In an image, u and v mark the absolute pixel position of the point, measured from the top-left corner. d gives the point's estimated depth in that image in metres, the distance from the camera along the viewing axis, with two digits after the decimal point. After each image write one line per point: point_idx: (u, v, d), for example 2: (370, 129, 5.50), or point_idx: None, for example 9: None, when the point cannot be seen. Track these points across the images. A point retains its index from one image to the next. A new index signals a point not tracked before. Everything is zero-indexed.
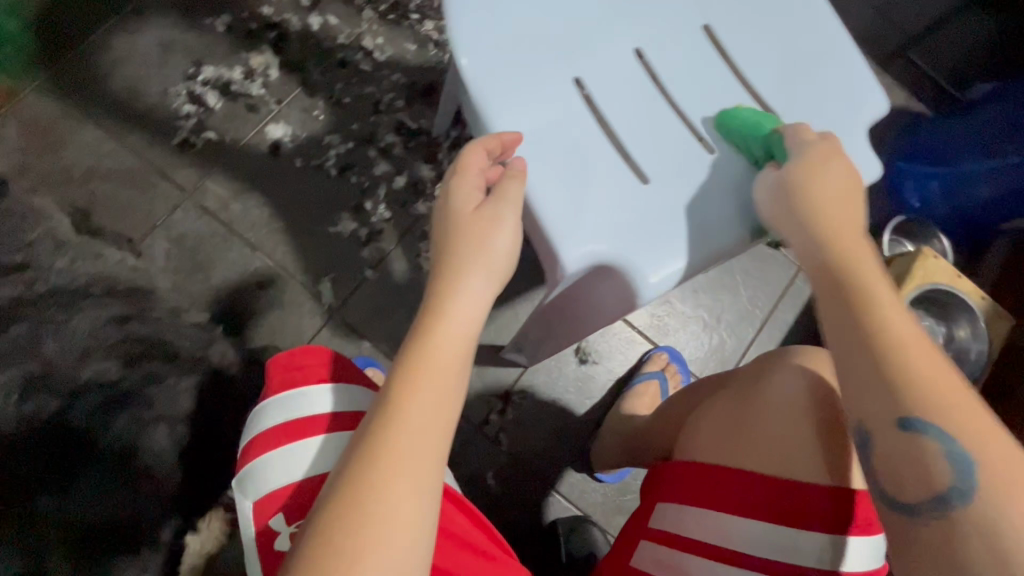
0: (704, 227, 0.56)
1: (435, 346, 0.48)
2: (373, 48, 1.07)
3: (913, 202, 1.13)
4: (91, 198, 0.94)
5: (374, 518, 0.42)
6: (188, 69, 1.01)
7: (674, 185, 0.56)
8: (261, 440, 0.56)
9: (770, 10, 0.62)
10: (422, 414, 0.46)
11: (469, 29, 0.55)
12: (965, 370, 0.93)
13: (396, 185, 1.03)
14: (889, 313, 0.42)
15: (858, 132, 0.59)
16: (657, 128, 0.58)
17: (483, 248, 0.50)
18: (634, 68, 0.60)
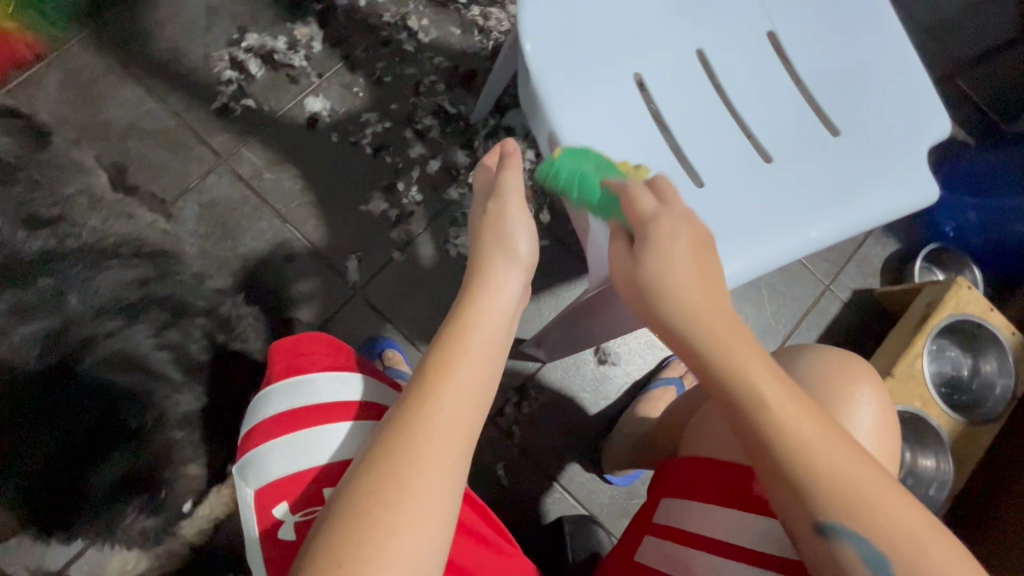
0: (755, 235, 0.55)
1: (470, 331, 0.49)
2: (417, 29, 1.06)
3: (947, 229, 1.12)
4: (128, 156, 0.94)
5: (408, 490, 0.42)
6: (232, 35, 1.01)
7: (727, 190, 0.56)
8: (265, 426, 0.54)
9: (837, 19, 0.61)
10: (458, 393, 0.46)
11: (535, 13, 0.54)
12: (987, 404, 0.92)
13: (430, 168, 1.02)
14: (782, 421, 0.41)
15: (918, 150, 0.58)
16: (714, 130, 0.58)
17: (508, 247, 0.53)
18: (694, 68, 0.59)
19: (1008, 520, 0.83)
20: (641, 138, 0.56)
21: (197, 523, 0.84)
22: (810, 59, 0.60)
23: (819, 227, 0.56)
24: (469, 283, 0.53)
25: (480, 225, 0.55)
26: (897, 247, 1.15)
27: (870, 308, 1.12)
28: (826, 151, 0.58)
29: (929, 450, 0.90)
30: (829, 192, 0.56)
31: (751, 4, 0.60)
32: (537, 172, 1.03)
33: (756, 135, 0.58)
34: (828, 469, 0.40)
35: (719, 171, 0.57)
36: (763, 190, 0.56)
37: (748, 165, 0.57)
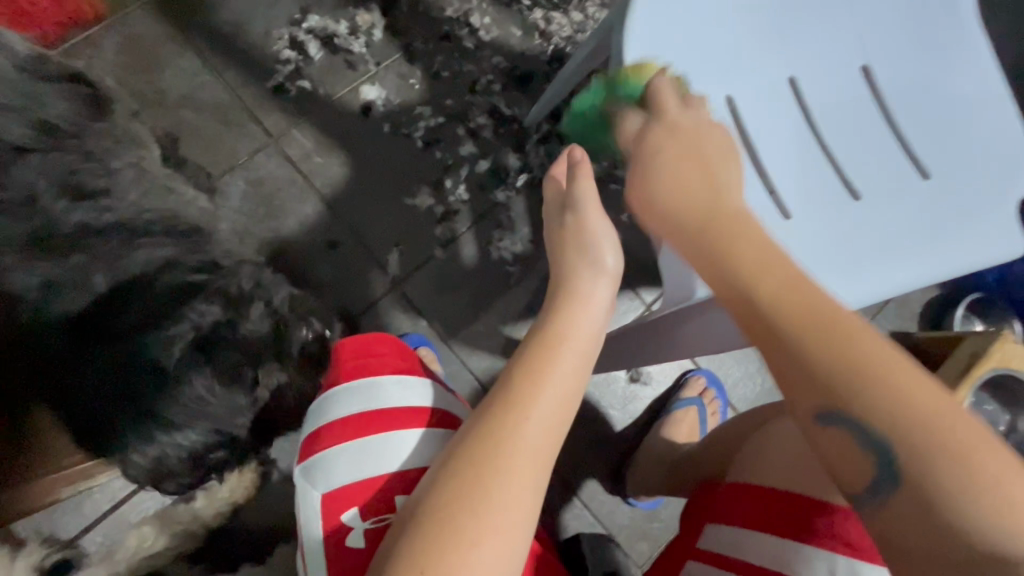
0: (838, 272, 0.54)
1: (558, 345, 0.47)
2: (479, 27, 1.05)
3: (990, 280, 1.11)
4: (179, 126, 0.94)
5: (490, 505, 0.41)
6: (294, 15, 0.99)
7: (818, 226, 0.56)
8: (334, 429, 0.55)
9: (934, 62, 0.60)
10: (544, 405, 0.44)
11: (642, 28, 0.53)
12: None
13: (479, 168, 1.01)
14: (782, 290, 0.37)
15: (1011, 202, 0.57)
16: (804, 163, 0.58)
17: (595, 258, 0.51)
18: (787, 100, 0.59)
19: None
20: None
21: (218, 506, 0.83)
22: (903, 99, 0.59)
23: (907, 268, 0.55)
24: (555, 299, 0.51)
25: (563, 242, 0.53)
26: (937, 293, 1.13)
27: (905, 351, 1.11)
28: (917, 194, 0.57)
29: None
30: (920, 234, 0.56)
31: (847, 38, 0.60)
32: None
33: (848, 176, 0.57)
34: (828, 341, 0.35)
35: (808, 207, 0.56)
36: (850, 228, 0.56)
37: (838, 202, 0.57)
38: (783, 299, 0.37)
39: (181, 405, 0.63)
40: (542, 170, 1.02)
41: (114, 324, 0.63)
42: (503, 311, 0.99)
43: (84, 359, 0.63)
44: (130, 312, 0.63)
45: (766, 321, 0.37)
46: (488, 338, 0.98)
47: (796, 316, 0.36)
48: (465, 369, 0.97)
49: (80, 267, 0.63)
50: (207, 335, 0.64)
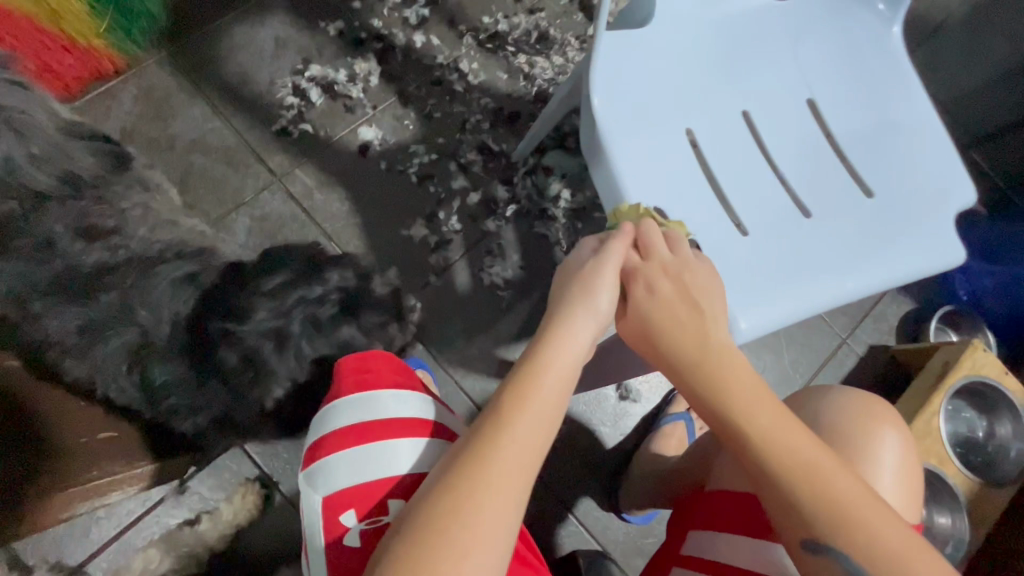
0: (791, 282, 0.61)
1: (541, 379, 0.50)
2: (468, 72, 1.14)
3: (962, 294, 1.17)
4: (189, 169, 1.01)
5: (476, 520, 0.44)
6: (297, 65, 1.08)
7: (772, 240, 0.62)
8: (333, 437, 0.59)
9: (869, 95, 0.68)
10: (528, 426, 0.49)
11: (603, 73, 0.61)
12: (1003, 468, 0.94)
13: (470, 200, 1.08)
14: (764, 437, 0.51)
15: (943, 215, 0.65)
16: (758, 183, 0.64)
17: (589, 299, 0.53)
18: (740, 129, 0.66)
19: None
20: (690, 190, 0.62)
21: (218, 530, 0.87)
22: (845, 128, 0.66)
23: (854, 278, 0.62)
24: (544, 332, 0.53)
25: (561, 283, 0.55)
26: (912, 307, 1.19)
27: (886, 364, 1.15)
28: (860, 212, 0.64)
29: (947, 509, 0.90)
30: (861, 250, 0.63)
31: (791, 76, 0.67)
32: (571, 210, 1.09)
33: (798, 195, 0.64)
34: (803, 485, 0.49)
35: (763, 223, 0.63)
36: (800, 245, 0.62)
37: (791, 220, 0.63)
38: (772, 449, 0.50)
39: (322, 339, 0.72)
40: (530, 200, 1.09)
41: (233, 301, 0.71)
42: (496, 334, 1.04)
43: (152, 362, 0.69)
44: (272, 277, 0.73)
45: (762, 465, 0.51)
46: (482, 360, 1.03)
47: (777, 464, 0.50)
48: (461, 391, 1.01)
49: (121, 298, 0.70)
50: (349, 292, 0.75)
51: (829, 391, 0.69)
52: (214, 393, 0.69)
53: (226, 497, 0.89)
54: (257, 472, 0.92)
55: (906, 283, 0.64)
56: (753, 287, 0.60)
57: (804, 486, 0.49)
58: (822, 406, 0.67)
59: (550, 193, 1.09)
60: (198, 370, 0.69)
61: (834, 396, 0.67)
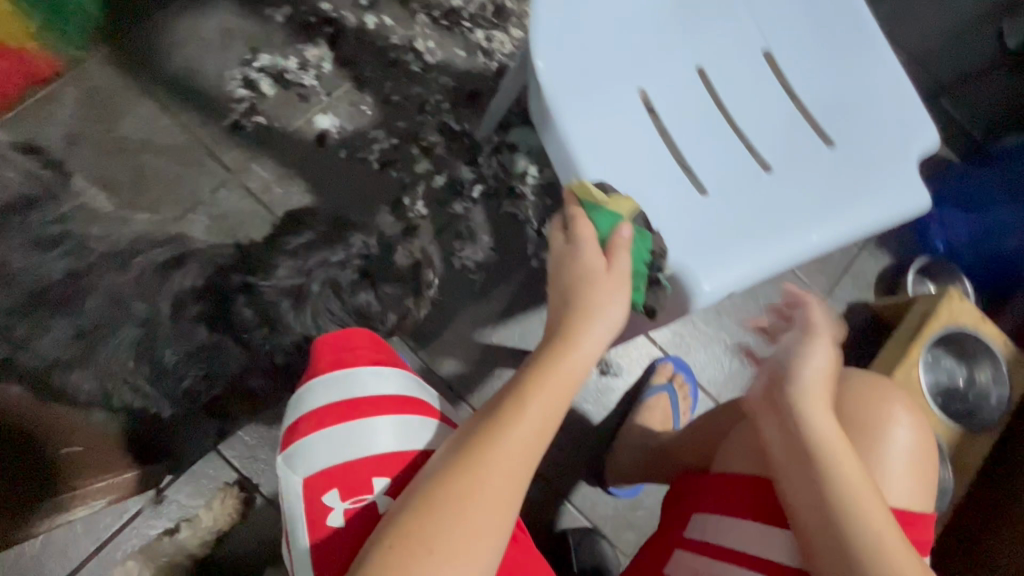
0: (756, 240, 0.60)
1: (557, 371, 0.49)
2: (424, 51, 1.10)
3: (938, 246, 1.17)
4: (139, 171, 0.97)
5: (482, 501, 0.46)
6: (245, 55, 1.04)
7: (733, 199, 0.62)
8: (312, 416, 0.57)
9: (828, 39, 0.66)
10: (537, 416, 0.49)
11: (548, 36, 0.59)
12: (984, 413, 0.94)
13: (435, 183, 1.04)
14: (839, 462, 0.54)
15: (905, 161, 0.64)
16: (716, 141, 0.63)
17: (601, 303, 0.50)
18: (695, 86, 0.64)
19: (1010, 530, 0.83)
20: (647, 153, 0.62)
21: (197, 537, 0.85)
22: (803, 76, 0.65)
23: (818, 231, 0.61)
24: (563, 324, 0.51)
25: (562, 265, 0.52)
26: (889, 261, 1.18)
27: (866, 319, 1.15)
28: (821, 163, 0.63)
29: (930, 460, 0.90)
30: (824, 202, 0.62)
31: (745, 26, 0.65)
32: (540, 187, 1.06)
33: (758, 150, 0.63)
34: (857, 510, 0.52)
35: (724, 182, 0.62)
36: (762, 201, 0.62)
37: (753, 177, 0.63)
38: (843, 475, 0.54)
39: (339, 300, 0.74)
40: (497, 180, 1.06)
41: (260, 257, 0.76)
42: (472, 318, 1.02)
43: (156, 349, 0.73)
44: (297, 237, 0.79)
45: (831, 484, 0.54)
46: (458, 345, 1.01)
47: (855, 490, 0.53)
48: (439, 377, 1.00)
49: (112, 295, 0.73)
50: (370, 259, 0.77)
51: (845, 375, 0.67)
52: (230, 355, 0.74)
53: (204, 503, 0.88)
54: (235, 474, 0.91)
55: (874, 231, 0.64)
56: (718, 248, 0.59)
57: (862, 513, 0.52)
58: (843, 390, 0.65)
59: (517, 171, 1.06)
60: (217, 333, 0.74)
61: (853, 375, 0.67)
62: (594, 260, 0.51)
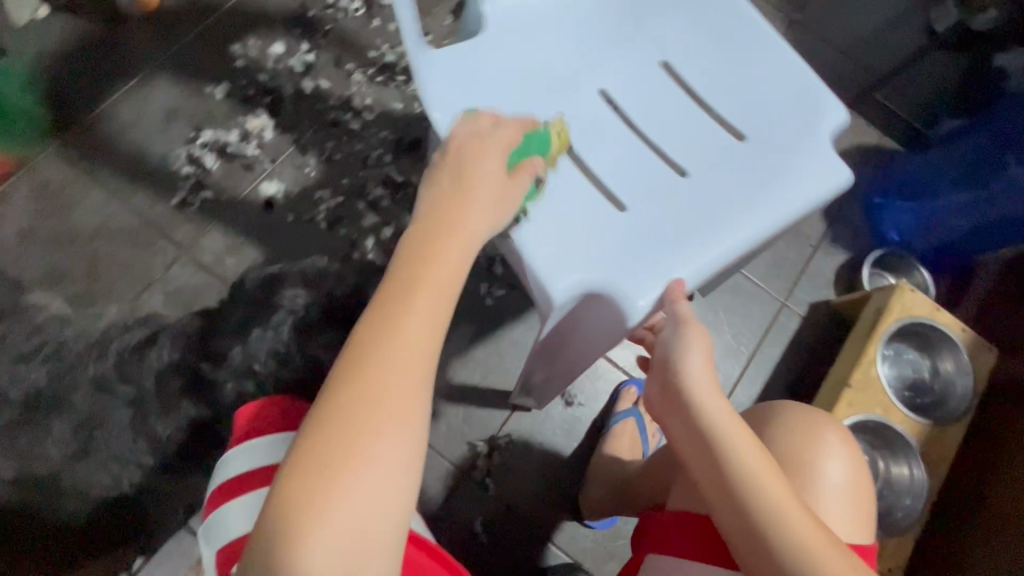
0: (683, 245, 0.61)
1: (427, 274, 0.42)
2: (362, 108, 1.14)
3: (891, 235, 1.18)
4: (93, 257, 0.99)
5: (364, 437, 0.38)
6: (189, 133, 1.08)
7: (651, 210, 0.63)
8: (223, 488, 0.55)
9: (722, 39, 0.69)
10: (416, 329, 0.41)
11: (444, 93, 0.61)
12: (950, 405, 0.93)
13: (384, 235, 1.07)
14: (737, 451, 0.53)
15: (819, 139, 0.66)
16: (629, 157, 0.65)
17: (466, 197, 0.47)
18: (602, 112, 0.67)
19: (989, 525, 0.81)
20: (565, 182, 0.63)
21: None
22: (703, 79, 0.68)
23: (747, 224, 0.62)
24: (430, 228, 0.45)
25: (434, 181, 0.48)
26: (845, 257, 1.19)
27: (830, 318, 1.15)
28: (736, 160, 0.65)
29: (902, 459, 0.89)
30: (745, 197, 0.63)
31: (641, 45, 0.69)
32: None
33: (672, 157, 0.65)
34: (764, 501, 0.51)
35: (640, 195, 0.64)
36: (683, 205, 0.63)
37: (670, 184, 0.64)
38: (747, 467, 0.53)
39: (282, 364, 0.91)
40: None
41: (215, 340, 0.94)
42: None
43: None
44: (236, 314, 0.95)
45: (733, 479, 0.53)
46: None
47: (758, 478, 0.52)
48: None
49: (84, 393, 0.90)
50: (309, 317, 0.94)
51: (772, 410, 0.66)
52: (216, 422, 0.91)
53: None
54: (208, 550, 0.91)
55: (804, 211, 0.64)
56: (641, 256, 0.60)
57: (762, 500, 0.51)
58: (774, 428, 0.64)
59: None
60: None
61: (781, 409, 0.66)
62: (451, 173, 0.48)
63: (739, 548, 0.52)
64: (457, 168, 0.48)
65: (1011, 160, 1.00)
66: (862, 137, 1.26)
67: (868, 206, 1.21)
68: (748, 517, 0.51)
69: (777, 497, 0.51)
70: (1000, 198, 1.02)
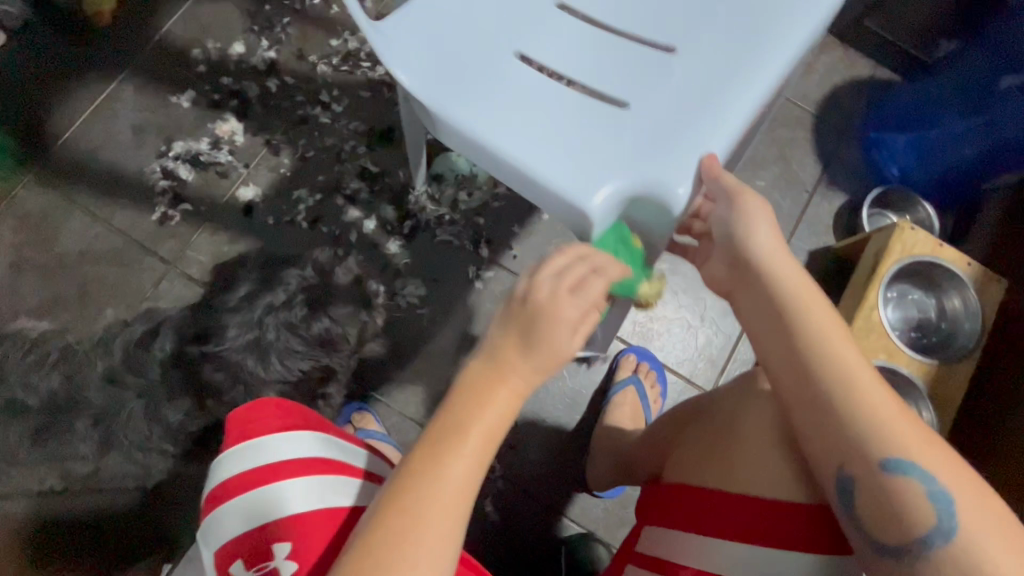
0: (699, 125, 0.53)
1: (476, 421, 0.45)
2: (330, 101, 1.11)
3: (892, 172, 1.13)
4: (83, 281, 1.00)
5: (421, 530, 0.42)
6: (161, 147, 1.07)
7: (655, 96, 0.55)
8: (217, 490, 0.53)
9: None
10: (464, 461, 0.44)
11: (392, 47, 0.54)
12: (958, 343, 0.90)
13: (367, 229, 1.06)
14: (813, 318, 0.48)
15: None
16: (612, 49, 0.57)
17: (526, 351, 0.45)
18: (561, 20, 0.58)
19: (1004, 463, 0.79)
20: (554, 91, 0.55)
21: None
22: None
23: (760, 76, 0.54)
24: (485, 381, 0.45)
25: (506, 318, 0.46)
26: (844, 199, 1.15)
27: (830, 264, 1.11)
28: (729, 12, 0.56)
29: (909, 402, 0.87)
30: (752, 46, 0.55)
31: None
32: (468, 211, 1.07)
33: (659, 34, 0.56)
34: (845, 372, 0.46)
35: (638, 85, 0.55)
36: (688, 79, 0.55)
37: (666, 63, 0.56)
38: (824, 338, 0.48)
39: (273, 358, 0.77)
40: (425, 212, 1.06)
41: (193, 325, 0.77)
42: (429, 353, 1.02)
43: (121, 435, 0.76)
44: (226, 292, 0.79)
45: (804, 349, 0.48)
46: (421, 382, 1.01)
47: (839, 349, 0.47)
48: (405, 418, 1.00)
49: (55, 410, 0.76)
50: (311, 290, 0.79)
51: None
52: None
53: None
54: None
55: (817, 33, 0.56)
56: (662, 148, 0.53)
57: (839, 373, 0.46)
58: None
59: (447, 198, 1.07)
60: (204, 403, 0.77)
61: None
62: (519, 313, 0.46)
63: (807, 427, 0.47)
64: (537, 303, 0.45)
65: (1006, 75, 0.94)
66: (854, 71, 1.20)
67: (866, 144, 1.15)
68: (812, 386, 0.47)
69: (858, 374, 0.46)
70: (1006, 118, 0.95)
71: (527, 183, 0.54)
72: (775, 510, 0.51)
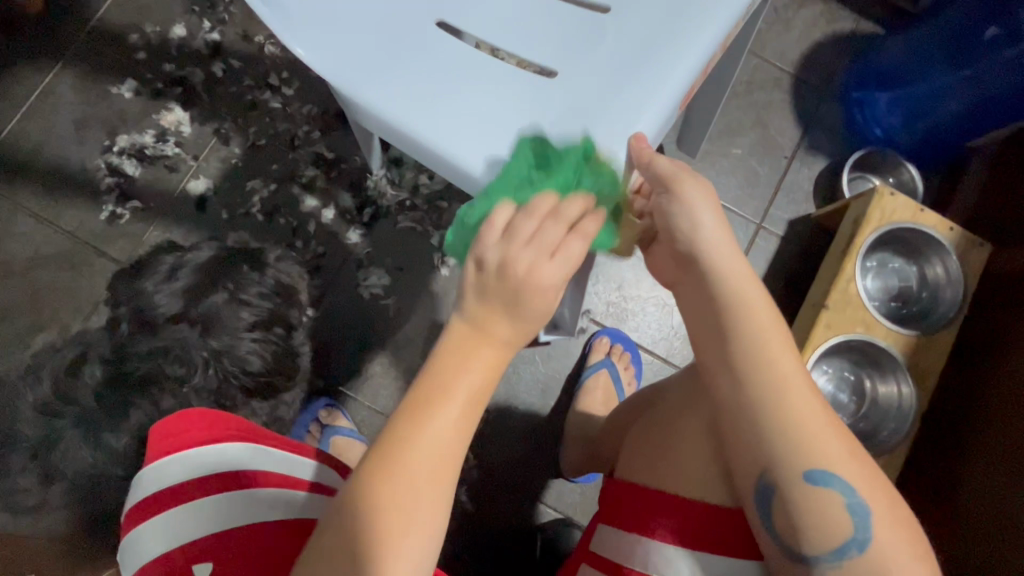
0: (632, 91, 0.49)
1: (443, 400, 0.41)
2: (280, 85, 1.05)
3: (875, 132, 1.07)
4: (34, 287, 0.97)
5: (389, 535, 0.39)
6: (105, 141, 1.02)
7: (584, 64, 0.50)
8: (135, 509, 0.52)
9: None
10: (435, 447, 0.41)
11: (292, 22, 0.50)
12: (938, 313, 0.86)
13: (325, 218, 1.01)
14: (755, 321, 0.45)
15: None
16: (540, 17, 0.52)
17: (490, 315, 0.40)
18: None
19: (981, 438, 0.77)
20: (476, 64, 0.51)
21: None
22: None
23: (699, 35, 0.49)
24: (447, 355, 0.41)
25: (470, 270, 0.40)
26: (825, 163, 1.09)
27: (810, 232, 1.07)
28: None
29: (890, 378, 0.86)
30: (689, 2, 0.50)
31: None
32: (431, 196, 1.02)
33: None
34: (782, 379, 0.44)
35: (567, 54, 0.51)
36: (620, 43, 0.50)
37: (598, 27, 0.51)
38: (766, 344, 0.45)
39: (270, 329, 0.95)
40: (385, 198, 1.02)
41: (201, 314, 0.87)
42: (396, 345, 0.99)
43: None
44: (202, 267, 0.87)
45: (740, 356, 0.45)
46: (389, 375, 0.98)
47: (777, 357, 0.45)
48: (375, 412, 0.98)
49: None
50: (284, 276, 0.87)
51: None
52: None
53: None
54: None
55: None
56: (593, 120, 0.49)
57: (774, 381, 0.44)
58: None
59: (407, 181, 1.02)
60: None
61: None
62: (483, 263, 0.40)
63: (739, 436, 0.46)
64: (503, 247, 0.39)
65: (991, 25, 0.87)
66: (835, 26, 1.13)
67: (848, 103, 1.09)
68: (744, 398, 0.45)
69: (792, 384, 0.44)
70: (992, 71, 0.88)
71: (449, 168, 0.50)
72: (716, 511, 0.49)
